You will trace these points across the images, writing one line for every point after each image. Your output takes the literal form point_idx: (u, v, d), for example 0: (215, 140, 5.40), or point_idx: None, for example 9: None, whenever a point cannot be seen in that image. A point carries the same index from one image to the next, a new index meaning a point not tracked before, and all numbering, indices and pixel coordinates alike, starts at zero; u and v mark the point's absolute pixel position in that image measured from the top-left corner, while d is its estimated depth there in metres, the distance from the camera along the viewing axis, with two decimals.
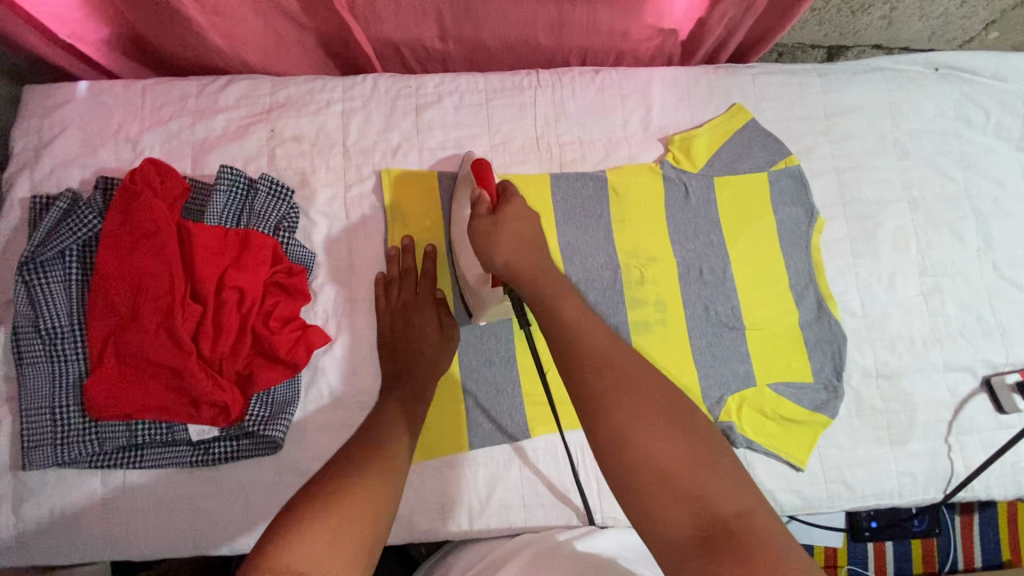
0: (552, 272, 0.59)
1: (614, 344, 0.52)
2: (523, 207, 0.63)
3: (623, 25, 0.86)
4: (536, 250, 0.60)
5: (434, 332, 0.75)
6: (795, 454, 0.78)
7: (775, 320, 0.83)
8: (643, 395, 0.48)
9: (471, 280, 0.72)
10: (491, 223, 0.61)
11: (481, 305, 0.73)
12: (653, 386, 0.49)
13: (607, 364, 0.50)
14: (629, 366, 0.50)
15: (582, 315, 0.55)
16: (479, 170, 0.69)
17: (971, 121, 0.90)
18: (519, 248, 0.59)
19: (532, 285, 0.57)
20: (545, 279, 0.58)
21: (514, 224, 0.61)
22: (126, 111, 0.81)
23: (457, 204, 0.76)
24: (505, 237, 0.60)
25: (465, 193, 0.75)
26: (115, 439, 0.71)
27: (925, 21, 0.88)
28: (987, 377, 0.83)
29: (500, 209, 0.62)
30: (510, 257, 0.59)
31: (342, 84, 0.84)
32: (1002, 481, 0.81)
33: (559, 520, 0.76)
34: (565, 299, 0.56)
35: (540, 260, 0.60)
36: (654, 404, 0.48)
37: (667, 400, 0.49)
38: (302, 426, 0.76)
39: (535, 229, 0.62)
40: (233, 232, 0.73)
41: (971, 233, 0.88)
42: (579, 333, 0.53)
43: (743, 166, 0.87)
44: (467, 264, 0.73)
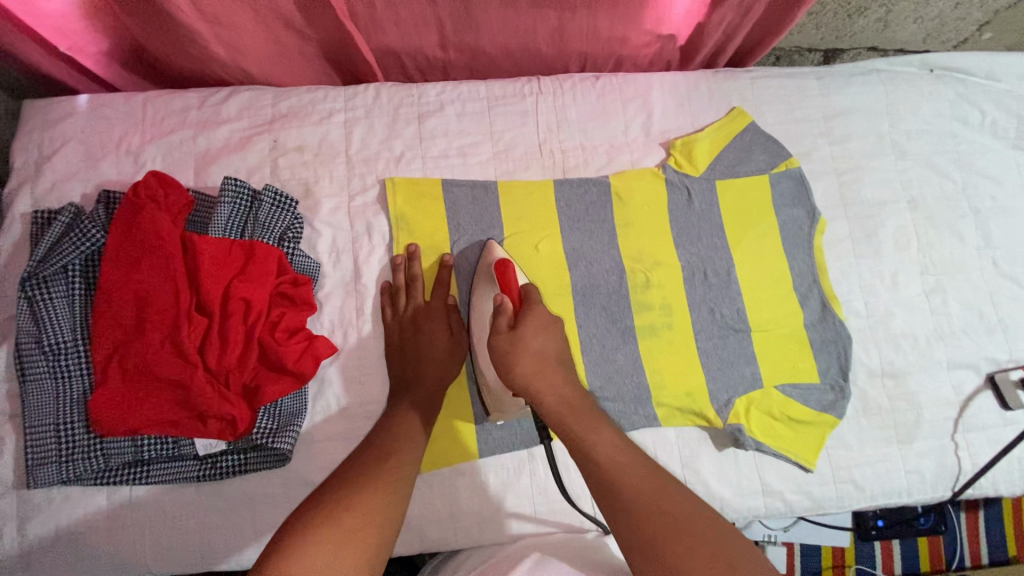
0: (577, 396, 0.62)
1: (652, 482, 0.56)
2: (546, 317, 0.64)
3: (622, 31, 0.87)
4: (558, 372, 0.62)
5: (446, 340, 0.75)
6: (804, 455, 0.78)
7: (780, 321, 0.83)
8: (689, 534, 0.51)
9: (489, 381, 0.71)
10: (514, 340, 0.62)
11: (501, 406, 0.72)
12: (698, 526, 0.52)
13: (649, 506, 0.54)
14: (669, 508, 0.53)
15: (613, 447, 0.58)
16: (503, 273, 0.68)
17: (967, 121, 0.92)
18: (543, 368, 0.61)
19: (560, 417, 0.60)
20: (575, 410, 0.61)
21: (535, 340, 0.62)
22: (127, 123, 0.81)
23: (477, 300, 0.74)
24: (529, 357, 0.61)
25: (486, 289, 0.74)
26: (121, 455, 0.70)
27: (920, 23, 0.89)
28: (991, 374, 0.84)
29: (521, 322, 0.63)
30: (532, 380, 0.60)
31: (344, 94, 0.84)
32: (1010, 478, 0.82)
33: (570, 527, 0.76)
34: (595, 436, 0.59)
35: (568, 385, 0.62)
36: (701, 547, 0.50)
37: (713, 542, 0.51)
38: (309, 438, 0.75)
39: (557, 346, 0.64)
40: (238, 245, 0.73)
41: (971, 232, 0.88)
42: (615, 472, 0.56)
43: (745, 169, 0.87)
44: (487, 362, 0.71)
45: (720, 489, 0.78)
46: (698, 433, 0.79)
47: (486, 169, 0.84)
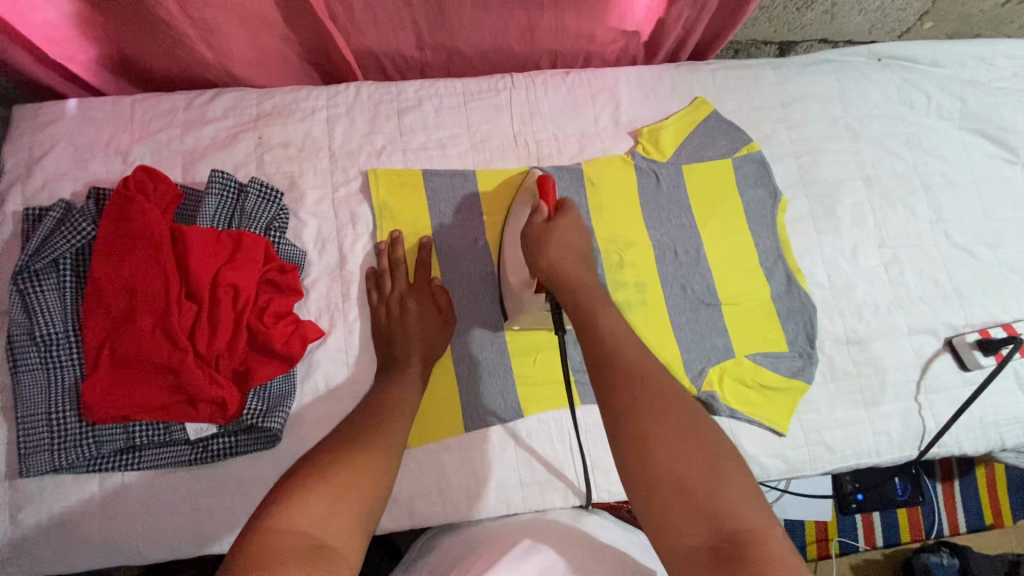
0: (592, 282, 0.67)
1: (645, 358, 0.58)
2: (578, 220, 0.71)
3: (589, 28, 0.92)
4: (580, 262, 0.68)
5: (434, 318, 0.79)
6: (777, 420, 0.82)
7: (748, 295, 0.87)
8: (673, 415, 0.53)
9: (514, 284, 0.76)
10: (546, 230, 0.69)
11: (519, 309, 0.77)
12: (672, 395, 0.55)
13: (639, 372, 0.56)
14: (656, 381, 0.56)
15: (618, 326, 0.61)
16: (542, 183, 0.71)
17: (914, 105, 0.98)
18: (565, 254, 0.68)
19: (575, 295, 0.65)
20: (589, 289, 0.65)
21: (568, 233, 0.69)
22: (115, 125, 0.84)
23: (514, 214, 0.80)
24: (556, 245, 0.68)
25: (525, 203, 0.79)
26: (112, 442, 0.72)
27: (865, 14, 0.96)
28: (949, 339, 0.89)
29: (556, 219, 0.70)
30: (555, 261, 0.67)
31: (326, 92, 0.88)
32: (972, 435, 0.86)
33: (556, 497, 0.78)
34: (603, 313, 0.63)
35: (587, 274, 0.67)
36: (674, 413, 0.53)
37: (686, 414, 0.53)
38: (299, 419, 0.77)
39: (585, 243, 0.70)
40: (225, 234, 0.76)
41: (923, 206, 0.94)
42: (613, 340, 0.59)
43: (709, 153, 0.92)
44: (513, 267, 0.77)
45: None
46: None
47: (465, 159, 0.88)
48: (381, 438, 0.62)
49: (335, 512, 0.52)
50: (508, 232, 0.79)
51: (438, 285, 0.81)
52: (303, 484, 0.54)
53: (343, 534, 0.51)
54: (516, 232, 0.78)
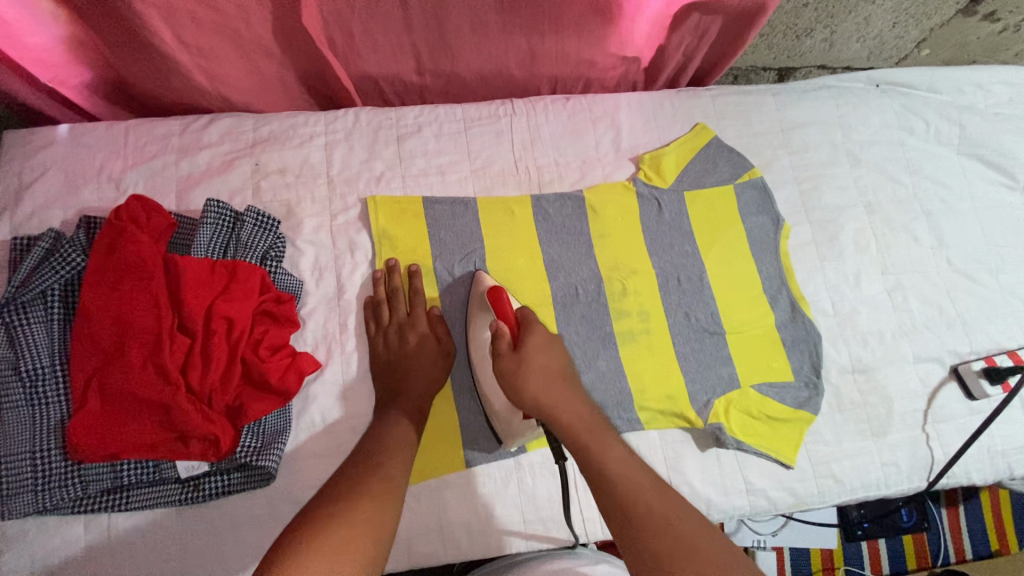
0: (590, 412, 0.65)
1: (664, 497, 0.59)
2: (546, 337, 0.69)
3: (589, 54, 0.92)
4: (567, 389, 0.66)
5: (434, 349, 0.77)
6: (783, 451, 0.80)
7: (752, 323, 0.86)
8: (694, 551, 0.54)
9: (499, 407, 0.73)
10: (519, 363, 0.66)
11: (512, 435, 0.73)
12: (698, 543, 0.54)
13: (663, 519, 0.56)
14: (676, 529, 0.55)
15: (626, 466, 0.61)
16: (497, 301, 0.71)
17: (913, 131, 0.98)
18: (546, 385, 0.65)
19: (571, 430, 0.63)
20: (587, 424, 0.64)
21: (541, 359, 0.67)
22: (108, 151, 0.83)
23: (473, 329, 0.78)
24: (535, 376, 0.65)
25: (484, 317, 0.77)
26: (100, 480, 0.69)
27: (863, 42, 0.96)
28: (955, 366, 0.88)
29: (523, 342, 0.68)
30: (539, 396, 0.65)
31: (325, 118, 0.87)
32: (980, 466, 0.85)
33: (561, 535, 0.76)
34: (606, 452, 0.62)
35: (575, 397, 0.66)
36: (705, 557, 0.53)
37: (720, 560, 0.53)
38: (294, 456, 0.74)
39: (563, 361, 0.68)
40: (220, 264, 0.74)
41: (924, 233, 0.94)
42: (627, 488, 0.59)
43: (711, 179, 0.92)
44: (494, 391, 0.74)
45: (705, 489, 0.79)
46: (682, 435, 0.81)
47: (465, 186, 0.87)
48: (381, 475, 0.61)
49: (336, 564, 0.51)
50: (475, 352, 0.77)
51: (436, 315, 0.79)
52: (291, 548, 0.51)
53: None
54: (485, 350, 0.75)
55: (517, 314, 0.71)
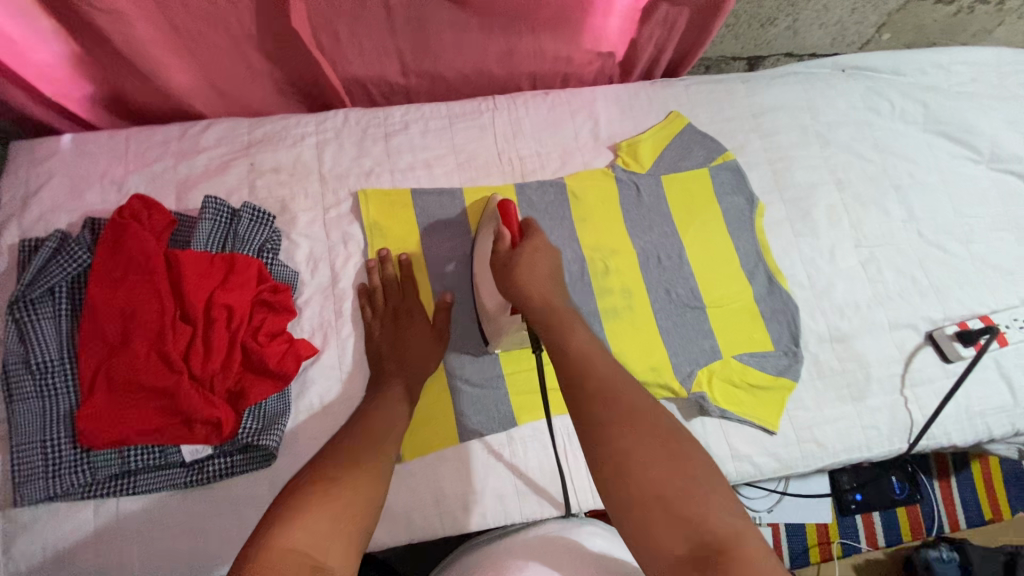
0: (561, 306, 0.68)
1: (616, 372, 0.58)
2: (543, 244, 0.75)
3: (565, 51, 0.97)
4: (550, 283, 0.71)
5: (428, 332, 0.81)
6: (766, 418, 0.83)
7: (732, 297, 0.89)
8: (636, 418, 0.53)
9: (489, 309, 0.78)
10: (513, 257, 0.73)
11: (499, 332, 0.78)
12: (650, 417, 0.53)
13: (614, 390, 0.55)
14: (627, 398, 0.55)
15: (587, 342, 0.61)
16: (504, 209, 0.77)
17: (879, 111, 1.03)
18: (536, 279, 0.70)
19: (542, 315, 0.66)
20: (553, 310, 0.67)
21: (534, 258, 0.73)
22: (111, 157, 0.87)
23: (479, 237, 0.83)
24: (525, 270, 0.71)
25: (488, 229, 0.82)
26: (108, 466, 0.72)
27: (825, 28, 1.01)
28: (930, 332, 0.91)
29: (524, 246, 0.74)
30: (526, 287, 0.70)
31: (315, 119, 0.92)
32: (959, 426, 0.88)
33: (554, 505, 0.79)
34: (571, 332, 0.63)
35: (554, 293, 0.70)
36: (649, 426, 0.53)
37: (663, 430, 0.52)
38: (294, 437, 0.77)
39: (552, 264, 0.74)
40: (219, 257, 0.78)
41: (894, 207, 0.98)
42: (583, 360, 0.59)
43: (687, 163, 0.96)
44: (488, 294, 0.79)
45: None
46: (665, 408, 0.84)
47: (451, 178, 0.91)
48: (372, 452, 0.63)
49: (332, 535, 0.53)
50: (478, 260, 0.82)
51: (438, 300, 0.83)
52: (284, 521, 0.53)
53: (346, 561, 0.52)
54: (484, 257, 0.80)
55: (520, 225, 0.77)
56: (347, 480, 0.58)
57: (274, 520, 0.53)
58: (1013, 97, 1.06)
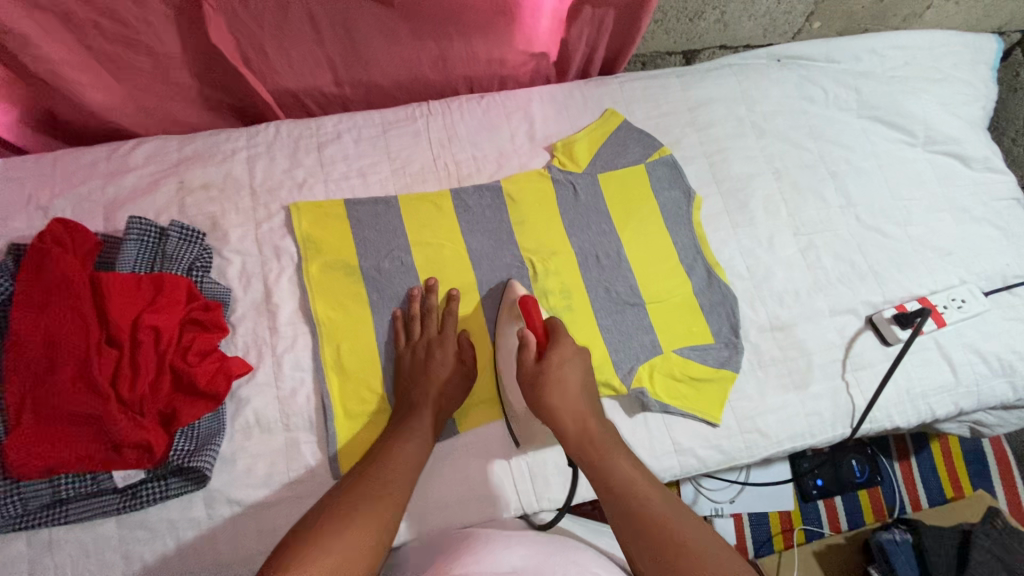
0: (597, 425, 0.72)
1: (665, 501, 0.63)
2: (567, 351, 0.76)
3: (497, 53, 0.97)
4: (581, 398, 0.74)
5: (459, 368, 0.81)
6: (708, 410, 0.84)
7: (671, 292, 0.89)
8: (689, 547, 0.57)
9: (517, 409, 0.80)
10: (541, 373, 0.73)
11: (531, 436, 0.81)
12: (700, 544, 0.58)
13: (666, 521, 0.60)
14: (679, 527, 0.59)
15: (630, 468, 0.67)
16: (525, 306, 0.78)
17: (814, 99, 1.04)
18: (565, 393, 0.73)
19: (581, 442, 0.70)
20: (590, 436, 0.70)
21: (562, 372, 0.74)
22: (37, 181, 0.86)
23: (501, 334, 0.83)
24: (554, 383, 0.73)
25: (511, 324, 0.83)
26: (38, 497, 0.71)
27: (754, 20, 1.01)
28: (870, 316, 0.92)
29: (547, 355, 0.75)
30: (559, 404, 0.72)
31: (247, 133, 0.91)
32: (901, 407, 0.89)
33: (497, 510, 0.79)
34: (613, 459, 0.68)
35: (587, 411, 0.72)
36: (701, 555, 0.56)
37: (714, 557, 0.56)
38: (230, 456, 0.77)
39: (581, 373, 0.76)
40: (147, 278, 0.77)
41: (832, 193, 0.98)
42: (630, 490, 0.64)
43: (624, 160, 0.96)
44: (512, 392, 0.81)
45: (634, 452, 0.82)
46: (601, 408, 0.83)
47: (386, 186, 0.91)
48: (395, 482, 0.67)
49: (350, 547, 0.57)
50: (502, 358, 0.83)
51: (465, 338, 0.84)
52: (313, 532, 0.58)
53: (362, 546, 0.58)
54: (508, 354, 0.82)
55: (544, 325, 0.79)
56: (365, 507, 0.62)
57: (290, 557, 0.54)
58: (946, 79, 1.07)
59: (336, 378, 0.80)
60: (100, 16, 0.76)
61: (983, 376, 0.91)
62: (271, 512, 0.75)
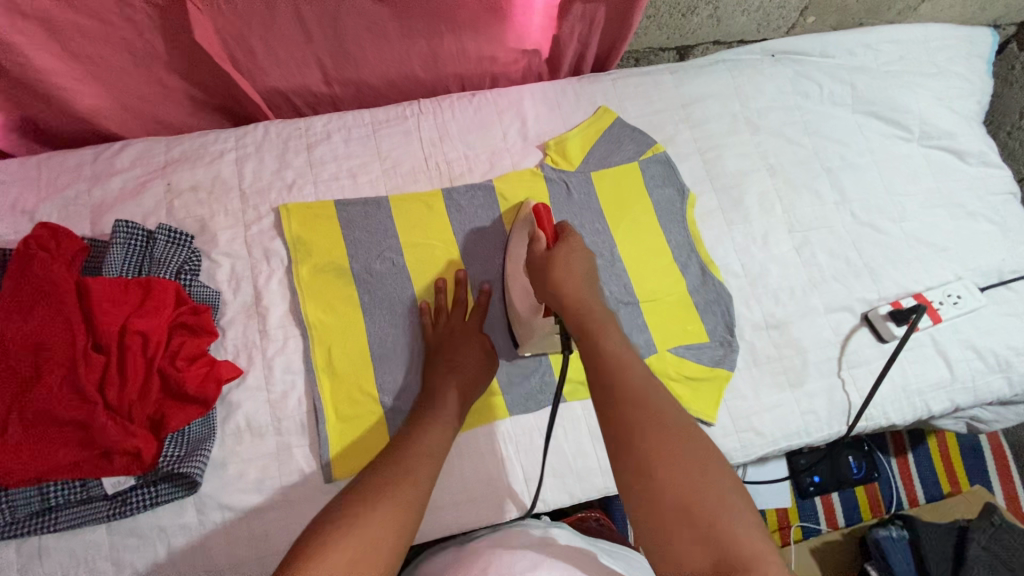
0: (596, 302, 0.67)
1: (650, 380, 0.56)
2: (577, 245, 0.74)
3: (489, 51, 0.96)
4: (585, 284, 0.69)
5: (480, 350, 0.81)
6: (703, 410, 0.83)
7: (665, 291, 0.89)
8: (668, 429, 0.52)
9: (522, 313, 0.80)
10: (548, 258, 0.73)
11: (530, 335, 0.80)
12: (682, 427, 0.52)
13: (651, 401, 0.54)
14: (662, 409, 0.53)
15: (622, 347, 0.61)
16: (538, 214, 0.77)
17: (808, 94, 1.03)
18: (569, 275, 0.69)
19: (575, 314, 0.65)
20: (586, 310, 0.65)
21: (570, 260, 0.71)
22: (22, 185, 0.85)
23: (513, 245, 0.84)
24: (559, 268, 0.70)
25: (523, 234, 0.83)
26: (28, 505, 0.70)
27: (748, 15, 1.00)
28: (865, 313, 0.91)
29: (557, 247, 0.73)
30: (562, 283, 0.69)
31: (235, 134, 0.90)
32: (897, 404, 0.88)
33: (492, 513, 0.79)
34: (604, 333, 0.62)
35: (588, 291, 0.68)
36: (677, 441, 0.51)
37: (695, 446, 0.51)
38: (221, 462, 0.76)
39: (588, 264, 0.72)
40: (134, 282, 0.76)
41: (827, 189, 0.98)
42: (616, 361, 0.58)
43: (617, 158, 0.95)
44: (520, 296, 0.81)
45: None
46: (582, 410, 0.84)
47: (377, 186, 0.90)
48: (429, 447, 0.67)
49: (386, 510, 0.57)
50: (512, 266, 0.83)
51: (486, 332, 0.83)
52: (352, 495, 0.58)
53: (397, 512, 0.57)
54: (518, 262, 0.82)
55: (554, 227, 0.77)
56: (399, 471, 0.62)
57: (293, 569, 0.50)
58: (941, 73, 1.06)
59: (327, 381, 0.79)
60: (83, 18, 0.75)
61: (979, 372, 0.91)
62: (263, 518, 0.75)
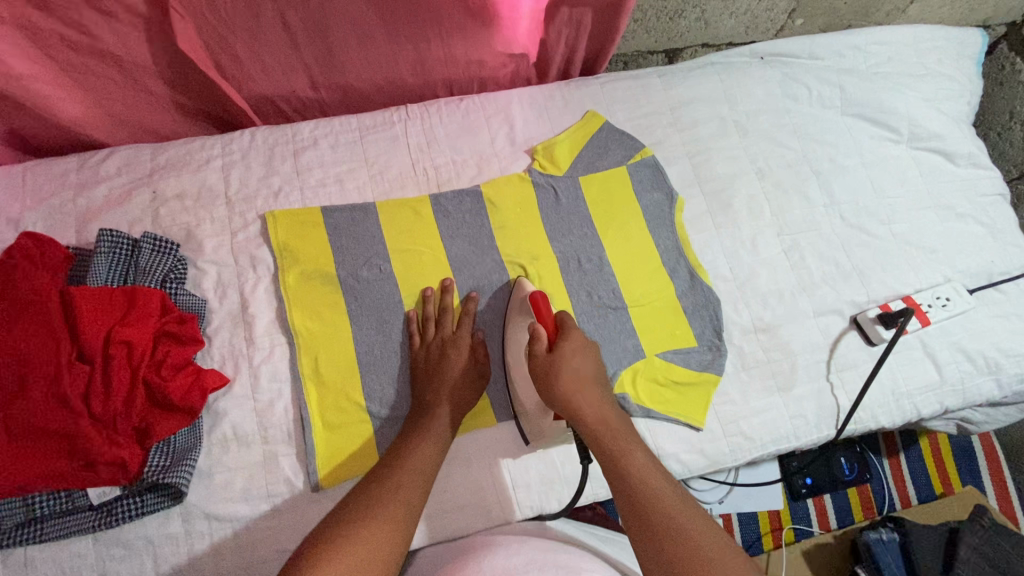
0: (617, 421, 0.68)
1: (682, 507, 0.59)
2: (581, 342, 0.72)
3: (476, 55, 0.96)
4: (596, 390, 0.70)
5: (470, 369, 0.80)
6: (691, 414, 0.83)
7: (654, 295, 0.89)
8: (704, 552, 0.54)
9: (529, 408, 0.78)
10: (552, 363, 0.70)
11: (541, 433, 0.78)
12: (717, 549, 0.55)
13: (685, 531, 0.56)
14: (696, 534, 0.56)
15: (648, 468, 0.63)
16: (536, 306, 0.74)
17: (797, 97, 1.03)
18: (579, 382, 0.70)
19: (600, 437, 0.66)
20: (610, 430, 0.67)
21: (576, 364, 0.71)
22: (6, 194, 0.84)
23: (512, 330, 0.81)
24: (568, 374, 0.70)
25: (520, 321, 0.80)
26: (12, 516, 0.70)
27: (736, 17, 1.00)
28: (854, 316, 0.91)
29: (559, 346, 0.71)
30: (575, 398, 0.69)
31: (221, 141, 0.90)
32: (886, 408, 0.88)
33: (479, 520, 0.79)
34: (631, 456, 0.64)
35: (608, 410, 0.69)
36: (716, 570, 0.53)
37: (730, 568, 0.53)
38: (207, 471, 0.76)
39: (596, 365, 0.72)
40: (119, 291, 0.76)
41: (816, 192, 0.98)
42: (647, 490, 0.60)
43: (605, 162, 0.95)
44: (524, 393, 0.79)
45: None
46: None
47: (364, 192, 0.90)
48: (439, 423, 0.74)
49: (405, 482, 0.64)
50: (512, 352, 0.81)
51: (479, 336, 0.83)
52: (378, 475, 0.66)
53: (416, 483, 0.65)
54: (519, 347, 0.80)
55: (554, 319, 0.74)
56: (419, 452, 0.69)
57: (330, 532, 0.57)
58: (930, 74, 1.06)
59: (314, 389, 0.79)
60: (65, 26, 0.75)
61: (968, 375, 0.91)
62: (250, 527, 0.75)
